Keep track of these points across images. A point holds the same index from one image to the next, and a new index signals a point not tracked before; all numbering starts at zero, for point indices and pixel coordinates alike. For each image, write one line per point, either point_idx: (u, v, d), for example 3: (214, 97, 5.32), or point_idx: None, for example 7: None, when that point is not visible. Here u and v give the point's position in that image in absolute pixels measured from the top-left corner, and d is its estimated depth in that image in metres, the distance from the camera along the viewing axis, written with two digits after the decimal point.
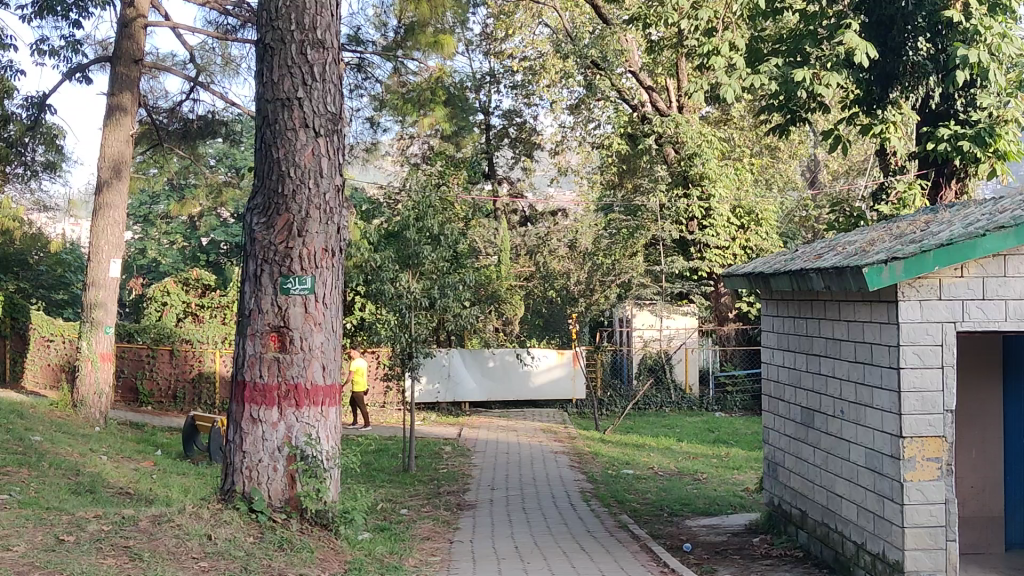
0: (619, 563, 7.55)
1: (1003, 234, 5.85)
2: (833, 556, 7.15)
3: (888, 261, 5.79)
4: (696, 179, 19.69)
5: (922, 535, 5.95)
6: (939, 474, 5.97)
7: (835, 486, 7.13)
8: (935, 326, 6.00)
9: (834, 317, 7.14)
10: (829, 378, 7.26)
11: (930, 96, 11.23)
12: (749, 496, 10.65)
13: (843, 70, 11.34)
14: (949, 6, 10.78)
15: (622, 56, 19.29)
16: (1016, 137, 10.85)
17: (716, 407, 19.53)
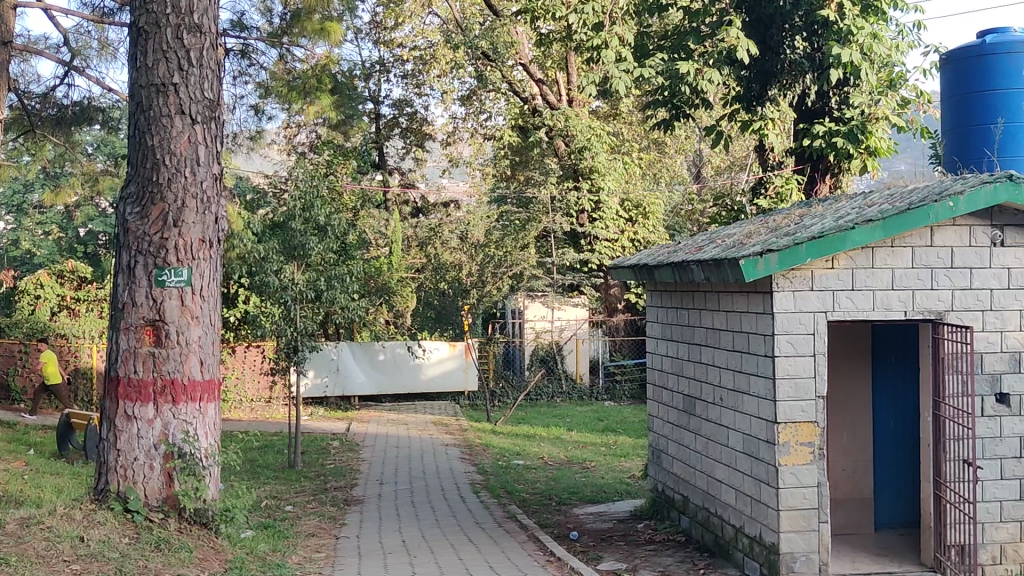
0: (505, 554, 7.58)
1: (870, 227, 6.08)
2: (713, 540, 7.35)
3: (763, 253, 5.97)
4: (586, 172, 19.88)
5: (796, 517, 6.16)
6: (812, 458, 6.19)
7: (714, 472, 7.32)
8: (807, 316, 6.22)
9: (714, 307, 7.31)
10: (709, 366, 7.44)
11: (807, 93, 11.66)
12: (635, 483, 10.86)
13: (725, 67, 11.71)
14: (824, 6, 11.08)
15: (512, 49, 19.32)
16: (886, 134, 11.34)
17: (606, 397, 19.70)
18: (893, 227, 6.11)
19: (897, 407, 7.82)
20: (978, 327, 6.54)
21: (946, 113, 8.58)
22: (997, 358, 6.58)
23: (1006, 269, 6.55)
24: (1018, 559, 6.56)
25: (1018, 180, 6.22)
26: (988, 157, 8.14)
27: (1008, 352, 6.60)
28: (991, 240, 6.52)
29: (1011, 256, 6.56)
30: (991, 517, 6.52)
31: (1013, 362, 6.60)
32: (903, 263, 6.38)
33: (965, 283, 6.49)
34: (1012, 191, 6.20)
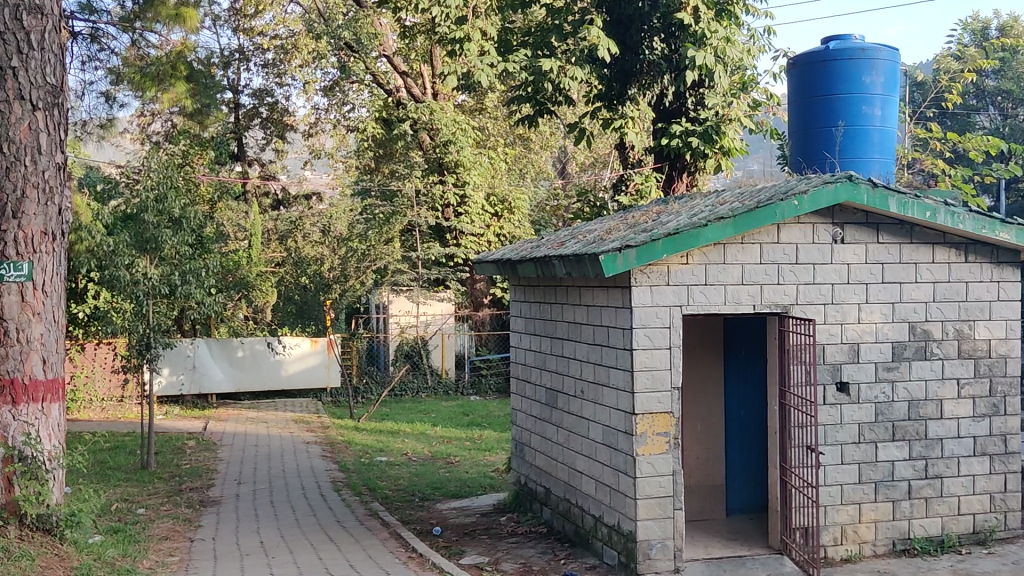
0: (366, 552, 7.52)
1: (722, 225, 6.30)
2: (574, 530, 7.50)
3: (622, 249, 6.08)
4: (451, 166, 19.72)
5: (652, 505, 6.33)
6: (667, 448, 6.39)
7: (575, 463, 7.46)
8: (663, 310, 6.40)
9: (575, 302, 7.44)
10: (571, 359, 7.56)
11: (665, 93, 11.97)
12: (499, 477, 10.95)
13: (587, 65, 11.87)
14: (679, 9, 11.37)
15: (375, 40, 19.16)
16: (738, 135, 11.83)
17: (471, 392, 19.86)
18: (744, 224, 6.35)
19: (746, 396, 8.14)
20: (821, 320, 6.89)
21: (794, 116, 8.98)
22: (837, 349, 6.94)
23: (847, 265, 6.93)
24: (857, 540, 6.95)
25: (857, 181, 6.59)
26: (830, 159, 8.57)
27: (848, 344, 6.98)
28: (833, 237, 6.88)
29: (851, 252, 6.94)
30: (832, 500, 6.88)
31: (852, 352, 6.98)
32: (753, 259, 6.65)
33: (808, 278, 6.82)
34: (852, 191, 6.56)
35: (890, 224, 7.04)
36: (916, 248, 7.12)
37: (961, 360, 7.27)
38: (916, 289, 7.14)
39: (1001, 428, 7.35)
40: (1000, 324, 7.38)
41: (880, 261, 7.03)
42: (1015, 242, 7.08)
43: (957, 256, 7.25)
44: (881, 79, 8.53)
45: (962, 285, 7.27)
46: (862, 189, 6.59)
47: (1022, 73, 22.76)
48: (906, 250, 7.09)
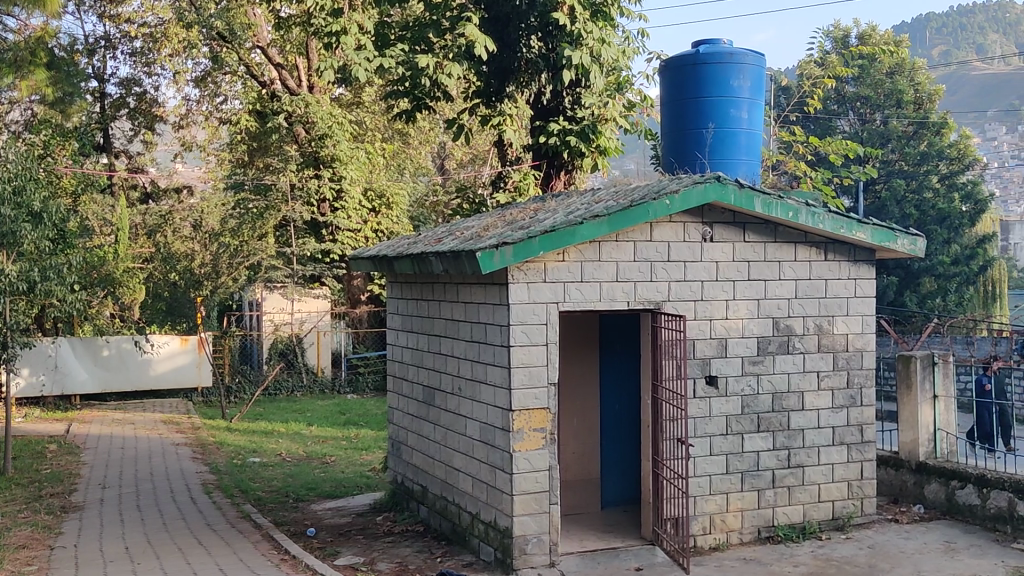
0: (237, 555, 7.37)
1: (597, 223, 6.39)
2: (451, 527, 7.51)
3: (499, 246, 6.10)
4: (327, 160, 19.28)
5: (528, 501, 6.39)
6: (543, 443, 6.45)
7: (453, 460, 7.46)
8: (540, 307, 6.45)
9: (453, 299, 7.43)
10: (448, 357, 7.55)
11: (543, 91, 12.07)
12: (376, 476, 10.87)
13: (465, 62, 11.76)
14: (556, 8, 11.44)
15: (249, 30, 18.76)
16: (613, 134, 12.11)
17: (348, 390, 19.63)
18: (618, 222, 6.47)
19: (622, 391, 8.30)
20: (691, 316, 7.08)
21: (666, 117, 9.19)
22: (706, 344, 7.15)
23: (716, 262, 7.15)
24: (724, 528, 7.18)
25: (725, 181, 6.80)
26: (701, 160, 8.82)
27: (717, 339, 7.20)
28: (703, 235, 7.08)
29: (720, 250, 7.16)
30: (702, 491, 7.09)
31: (721, 347, 7.20)
32: (627, 256, 6.77)
33: (680, 276, 7.01)
34: (720, 191, 6.77)
35: (755, 223, 7.31)
36: (781, 246, 7.41)
37: (821, 354, 7.60)
38: (780, 285, 7.43)
39: (858, 419, 7.73)
40: (857, 320, 7.74)
41: (746, 259, 7.28)
42: (871, 242, 7.45)
43: (818, 255, 7.57)
44: (748, 83, 8.86)
45: (822, 282, 7.61)
46: (730, 189, 6.81)
47: (879, 80, 23.95)
48: (771, 248, 7.37)
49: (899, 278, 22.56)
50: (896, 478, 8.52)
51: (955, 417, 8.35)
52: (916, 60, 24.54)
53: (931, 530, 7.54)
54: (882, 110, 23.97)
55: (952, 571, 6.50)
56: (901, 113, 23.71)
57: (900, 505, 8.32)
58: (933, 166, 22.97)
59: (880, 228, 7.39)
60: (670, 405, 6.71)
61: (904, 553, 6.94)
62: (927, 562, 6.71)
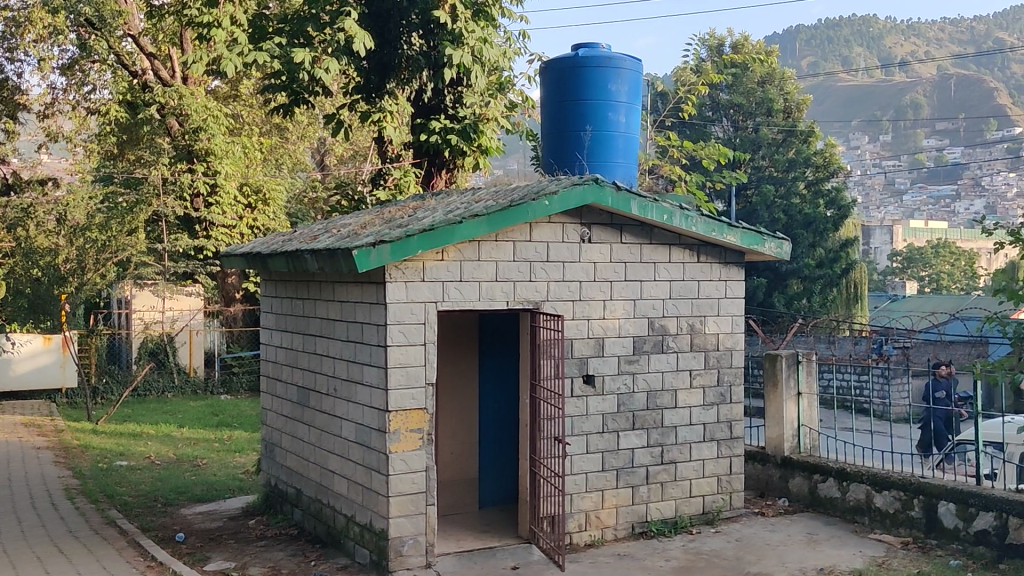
0: (100, 563, 7.07)
1: (476, 222, 6.39)
2: (325, 530, 7.39)
3: (376, 244, 6.00)
4: (201, 154, 18.63)
5: (404, 502, 6.33)
6: (420, 444, 6.41)
7: (327, 462, 7.34)
8: (418, 306, 6.40)
9: (329, 298, 7.30)
10: (324, 357, 7.43)
11: (423, 90, 12.01)
12: (249, 479, 10.61)
13: (343, 58, 11.46)
14: (437, 6, 11.38)
15: (120, 18, 17.95)
16: (495, 134, 12.24)
17: (221, 390, 19.21)
18: (498, 221, 6.48)
19: (501, 391, 8.33)
20: (569, 316, 7.16)
21: (546, 119, 9.25)
22: (584, 343, 7.24)
23: (593, 263, 7.24)
24: (599, 525, 7.28)
25: (602, 183, 6.89)
26: (581, 162, 8.91)
27: (594, 338, 7.29)
28: (581, 236, 7.16)
29: (597, 251, 7.26)
30: (578, 488, 7.16)
31: (598, 347, 7.30)
32: (506, 256, 6.79)
33: (558, 276, 7.08)
34: (598, 193, 6.87)
35: (632, 225, 7.43)
36: (656, 248, 7.57)
37: (694, 353, 7.81)
38: (655, 286, 7.59)
39: (727, 416, 7.99)
40: (727, 320, 8.00)
41: (624, 260, 7.41)
42: (741, 245, 7.70)
43: (691, 257, 7.77)
44: (625, 88, 9.03)
45: (695, 283, 7.82)
46: (607, 191, 6.92)
47: (751, 89, 24.84)
48: (647, 250, 7.52)
49: (768, 279, 23.40)
50: (762, 473, 8.82)
51: (817, 414, 8.67)
52: (785, 70, 25.49)
53: (794, 522, 7.83)
54: (753, 117, 24.80)
55: (814, 562, 6.75)
56: (771, 120, 24.58)
57: (765, 499, 8.66)
58: (801, 172, 23.87)
59: (749, 232, 7.64)
60: (549, 404, 6.74)
61: (770, 545, 7.18)
62: (791, 554, 6.95)
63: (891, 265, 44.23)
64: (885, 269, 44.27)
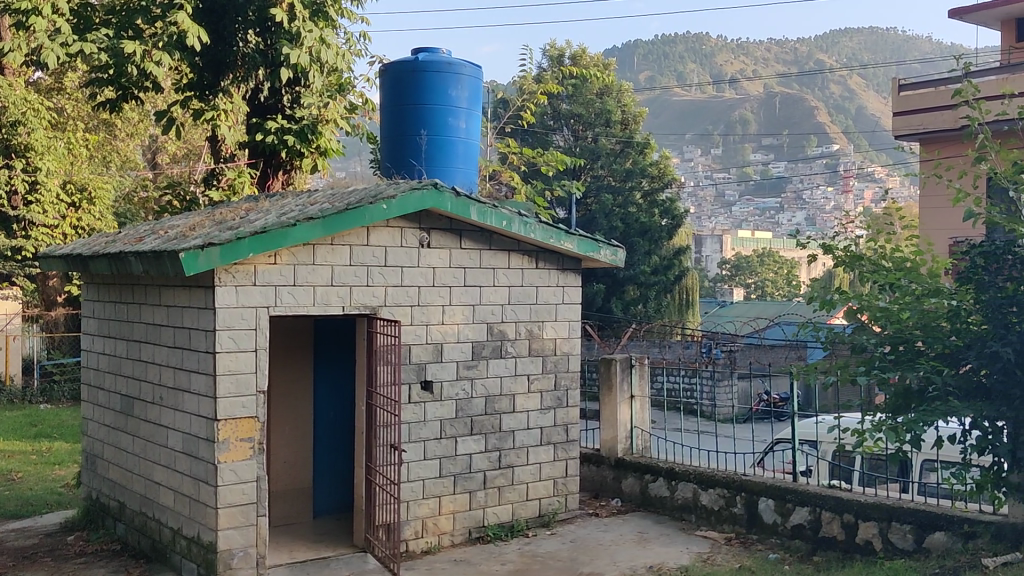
0: None
1: (311, 225, 6.26)
2: (150, 545, 7.07)
3: (205, 247, 5.79)
4: (19, 150, 17.46)
5: (234, 514, 6.14)
6: (251, 453, 6.23)
7: (153, 474, 7.03)
8: (249, 311, 6.21)
9: (155, 302, 7.00)
10: (149, 364, 7.11)
11: (260, 89, 11.72)
12: (69, 493, 10.03)
13: (176, 53, 11.10)
14: (275, 4, 11.11)
15: None
16: (334, 136, 12.08)
17: (42, 399, 18.07)
18: (333, 225, 6.37)
19: (337, 398, 8.19)
20: (407, 321, 7.11)
21: (385, 123, 9.17)
22: (422, 349, 7.21)
23: (432, 268, 7.23)
24: (436, 531, 7.27)
25: (442, 188, 6.89)
26: (418, 168, 8.87)
27: (432, 343, 7.27)
28: (419, 241, 7.13)
29: (436, 256, 7.25)
30: (414, 496, 7.13)
31: (436, 352, 7.29)
32: (342, 261, 6.69)
33: (396, 281, 7.02)
34: (436, 199, 6.86)
35: (471, 230, 7.46)
36: (495, 254, 7.63)
37: (531, 358, 7.91)
38: (494, 292, 7.64)
39: (564, 419, 8.14)
40: (564, 325, 8.15)
41: (462, 265, 7.42)
42: (577, 252, 7.86)
43: (530, 262, 7.87)
44: (465, 94, 9.07)
45: (533, 289, 7.92)
46: (446, 197, 6.93)
47: (590, 100, 25.36)
48: (486, 255, 7.56)
49: (606, 285, 24.01)
50: (597, 474, 9.02)
51: (649, 415, 8.93)
52: (621, 83, 26.19)
53: (626, 522, 8.05)
54: (593, 128, 25.32)
55: (644, 560, 6.95)
56: (610, 131, 25.20)
57: (600, 500, 8.86)
58: (637, 183, 24.50)
59: (585, 239, 7.81)
60: (385, 411, 6.67)
61: (603, 545, 7.35)
62: (622, 553, 7.14)
63: (721, 272, 46.09)
64: (714, 277, 45.90)
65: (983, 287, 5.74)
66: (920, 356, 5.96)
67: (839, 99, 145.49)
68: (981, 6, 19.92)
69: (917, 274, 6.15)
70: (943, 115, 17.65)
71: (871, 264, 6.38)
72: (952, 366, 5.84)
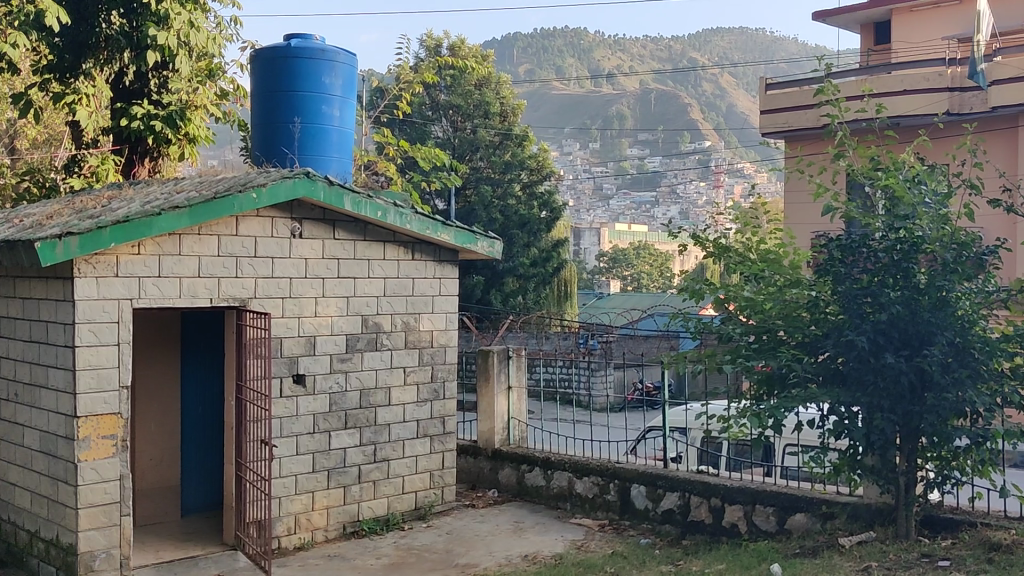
0: None
1: (177, 214, 6.05)
2: (5, 549, 6.72)
3: (62, 236, 5.53)
4: None
5: (95, 514, 5.91)
6: (114, 451, 6.01)
7: (7, 475, 6.69)
8: (111, 304, 5.98)
9: (8, 294, 6.65)
10: (2, 359, 6.75)
11: (125, 73, 11.26)
12: None
13: (33, 33, 10.54)
14: None
15: None
16: (203, 123, 11.76)
17: None
18: (200, 215, 6.18)
19: (205, 392, 7.97)
20: (278, 314, 6.97)
21: (255, 110, 8.94)
22: (294, 342, 7.08)
23: (304, 259, 7.10)
24: (309, 527, 7.17)
25: (314, 177, 6.79)
26: (290, 156, 8.70)
27: (304, 336, 7.15)
28: (291, 232, 6.99)
29: (308, 247, 7.13)
30: (286, 492, 7.00)
31: (308, 345, 7.17)
32: (210, 251, 6.50)
33: (267, 272, 6.87)
34: (308, 187, 6.75)
35: (344, 221, 7.36)
36: (370, 245, 7.55)
37: (407, 350, 7.87)
38: (369, 283, 7.57)
39: (440, 411, 8.13)
40: (441, 317, 8.13)
41: (336, 256, 7.32)
42: (454, 243, 7.85)
43: (405, 253, 7.82)
44: (340, 82, 8.94)
45: (409, 281, 7.87)
46: (318, 185, 6.82)
47: (469, 91, 25.31)
48: (360, 246, 7.48)
49: (485, 277, 24.06)
50: (474, 466, 9.04)
51: (525, 405, 9.00)
52: (499, 74, 26.24)
53: (503, 512, 8.11)
54: (471, 119, 25.23)
55: (519, 549, 7.01)
56: (488, 123, 25.18)
57: (477, 491, 8.89)
58: (516, 175, 24.57)
59: (462, 231, 7.81)
60: (255, 405, 6.51)
61: (479, 536, 7.38)
62: (498, 543, 7.19)
63: (597, 265, 46.83)
64: (592, 268, 46.51)
65: (840, 278, 5.98)
66: (783, 345, 6.19)
67: (711, 96, 149.69)
68: (843, 10, 20.80)
69: (780, 265, 6.40)
70: (806, 114, 18.38)
71: (738, 255, 6.59)
72: (812, 354, 6.08)
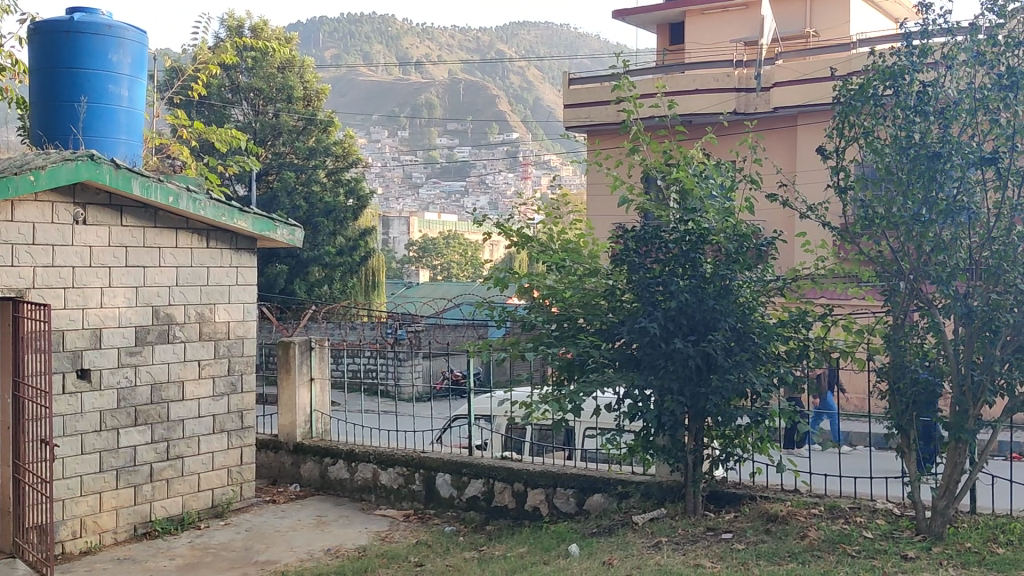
0: None
1: None
2: None
3: None
4: None
5: None
6: None
7: None
8: None
9: None
10: None
11: None
12: None
13: None
14: None
15: None
16: None
17: None
18: None
19: None
20: (59, 305, 6.55)
21: (35, 87, 8.37)
22: (77, 335, 6.68)
23: (89, 247, 6.70)
24: (96, 529, 6.78)
25: (99, 160, 6.42)
26: (73, 135, 8.16)
27: (89, 329, 6.75)
28: (73, 218, 6.58)
29: (93, 234, 6.73)
30: (70, 493, 6.61)
31: (93, 338, 6.78)
32: None
33: (46, 260, 6.44)
34: (93, 170, 6.38)
35: (133, 207, 7.00)
36: (160, 233, 7.22)
37: (202, 342, 7.59)
38: (159, 273, 7.24)
39: (238, 405, 7.89)
40: (238, 307, 7.88)
41: (124, 244, 6.95)
42: (252, 231, 7.64)
43: (199, 241, 7.52)
44: (129, 60, 8.48)
45: (203, 270, 7.58)
46: (103, 168, 6.46)
47: (271, 74, 24.51)
48: (150, 234, 7.14)
49: (289, 266, 23.45)
50: (274, 460, 8.83)
51: (328, 397, 8.84)
52: (304, 58, 25.60)
53: (305, 506, 7.97)
54: (273, 102, 24.49)
55: (321, 544, 6.91)
56: (292, 108, 24.55)
57: (277, 486, 8.70)
58: (321, 162, 24.15)
59: (260, 218, 7.61)
60: (33, 404, 6.02)
61: (279, 532, 7.23)
62: (299, 538, 7.07)
63: (405, 254, 46.68)
64: (400, 258, 46.20)
65: (634, 267, 6.20)
66: (581, 332, 6.41)
67: (518, 89, 152.14)
68: (640, 9, 21.63)
69: (579, 255, 6.58)
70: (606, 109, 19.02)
71: (540, 245, 6.72)
72: (608, 341, 6.31)
